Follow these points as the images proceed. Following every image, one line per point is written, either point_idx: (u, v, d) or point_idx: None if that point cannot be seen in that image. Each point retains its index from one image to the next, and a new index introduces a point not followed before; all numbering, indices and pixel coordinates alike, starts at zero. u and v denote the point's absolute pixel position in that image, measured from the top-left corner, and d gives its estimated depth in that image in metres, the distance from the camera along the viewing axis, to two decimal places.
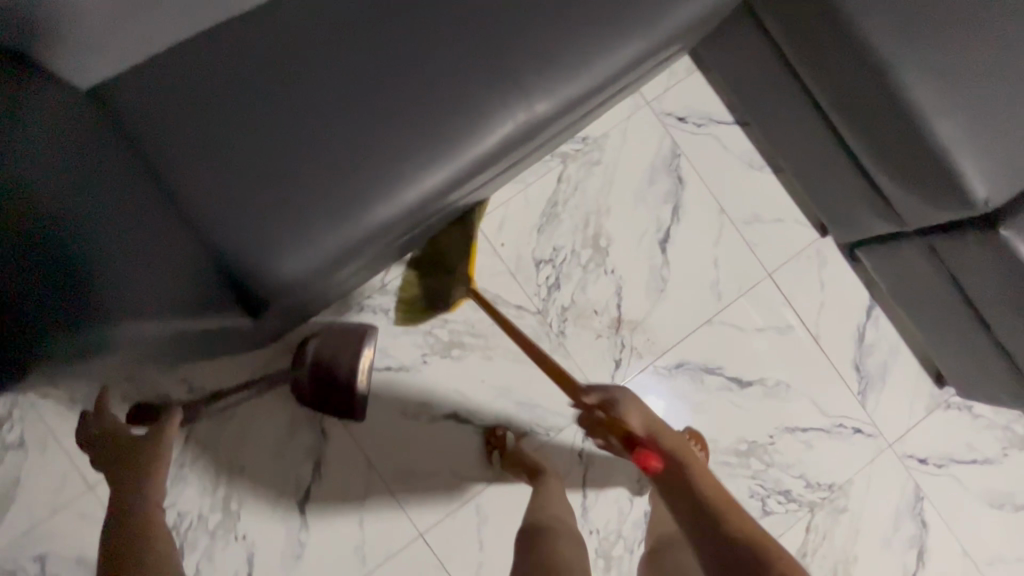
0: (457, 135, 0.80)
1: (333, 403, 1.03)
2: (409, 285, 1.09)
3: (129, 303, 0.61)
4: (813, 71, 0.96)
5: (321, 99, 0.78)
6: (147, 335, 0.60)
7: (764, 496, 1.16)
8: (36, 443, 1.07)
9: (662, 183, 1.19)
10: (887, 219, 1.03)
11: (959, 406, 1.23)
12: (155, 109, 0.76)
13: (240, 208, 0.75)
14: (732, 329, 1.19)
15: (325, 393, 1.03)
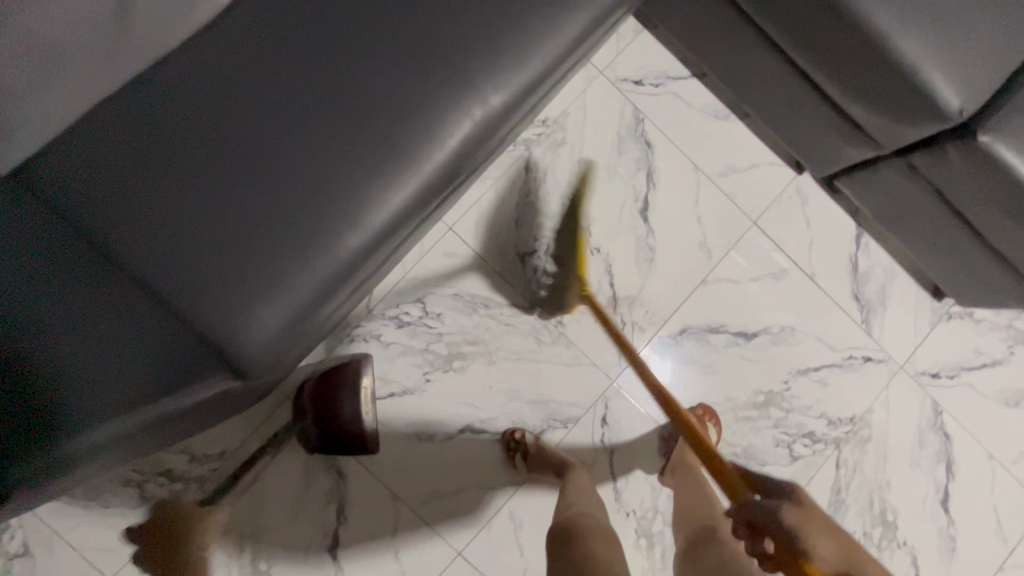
0: (413, 145, 0.76)
1: (343, 442, 1.01)
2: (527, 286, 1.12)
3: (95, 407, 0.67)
4: (762, 9, 0.93)
5: (263, 136, 0.73)
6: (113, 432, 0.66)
7: (789, 442, 1.16)
8: (41, 546, 1.01)
9: (631, 151, 1.16)
10: (862, 146, 1.01)
11: (961, 315, 1.24)
12: (87, 181, 0.70)
13: (201, 270, 0.69)
14: (727, 284, 1.17)
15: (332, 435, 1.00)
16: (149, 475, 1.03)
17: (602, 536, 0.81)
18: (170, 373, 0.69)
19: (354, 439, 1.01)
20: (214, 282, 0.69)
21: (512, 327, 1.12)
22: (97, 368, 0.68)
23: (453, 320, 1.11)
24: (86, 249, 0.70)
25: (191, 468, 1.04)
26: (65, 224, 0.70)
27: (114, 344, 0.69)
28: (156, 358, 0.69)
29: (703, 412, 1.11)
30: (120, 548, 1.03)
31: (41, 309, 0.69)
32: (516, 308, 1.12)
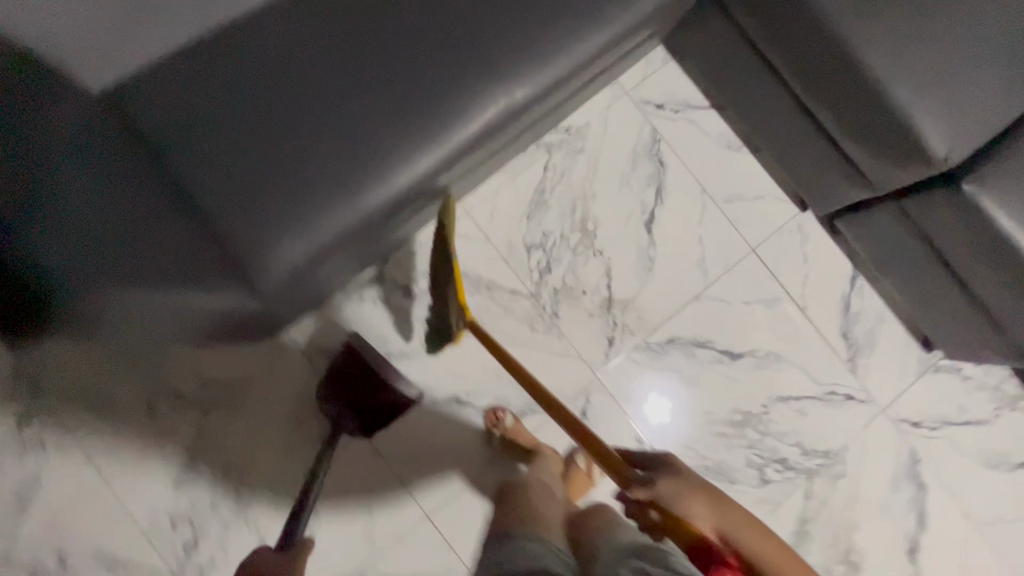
0: (441, 120, 0.87)
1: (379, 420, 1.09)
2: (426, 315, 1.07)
3: (128, 275, 0.71)
4: (775, 49, 1.02)
5: (316, 94, 0.85)
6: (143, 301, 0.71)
7: (761, 465, 1.19)
8: (54, 440, 1.11)
9: (644, 168, 1.25)
10: (859, 187, 1.08)
11: (949, 369, 1.26)
12: (168, 111, 0.83)
13: (244, 199, 0.80)
14: (720, 303, 1.23)
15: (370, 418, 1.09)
16: (160, 393, 1.13)
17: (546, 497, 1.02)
18: (191, 274, 0.76)
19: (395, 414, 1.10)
20: (251, 210, 0.81)
21: (510, 311, 1.19)
22: (120, 249, 0.72)
23: None
24: (147, 161, 0.81)
25: (198, 391, 1.14)
26: (139, 141, 0.82)
27: (141, 230, 0.74)
28: (184, 260, 0.76)
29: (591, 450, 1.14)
30: (121, 455, 1.12)
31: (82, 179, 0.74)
32: (516, 294, 1.20)
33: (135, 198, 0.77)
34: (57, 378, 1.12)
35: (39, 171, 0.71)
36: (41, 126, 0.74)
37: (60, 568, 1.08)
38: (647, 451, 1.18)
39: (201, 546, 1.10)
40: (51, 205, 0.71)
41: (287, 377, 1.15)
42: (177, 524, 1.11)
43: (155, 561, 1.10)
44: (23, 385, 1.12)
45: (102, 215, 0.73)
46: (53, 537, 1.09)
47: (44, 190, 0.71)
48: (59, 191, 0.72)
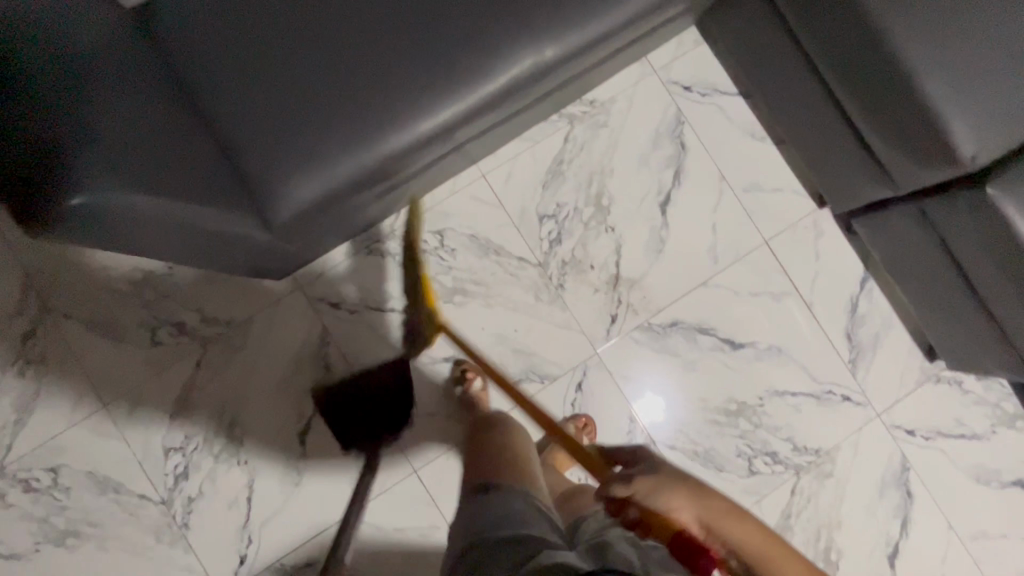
0: (468, 71, 0.86)
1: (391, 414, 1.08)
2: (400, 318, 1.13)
3: (143, 180, 0.69)
4: (811, 36, 1.00)
5: (346, 33, 0.84)
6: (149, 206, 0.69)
7: (750, 456, 1.19)
8: (56, 360, 1.13)
9: (665, 149, 1.24)
10: (880, 185, 1.06)
11: (950, 380, 1.25)
12: (196, 35, 0.84)
13: (266, 132, 0.82)
14: (726, 291, 1.22)
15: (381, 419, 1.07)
16: (162, 324, 1.15)
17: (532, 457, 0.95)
18: (200, 191, 0.76)
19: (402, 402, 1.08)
20: (270, 141, 0.82)
21: (516, 278, 1.19)
22: (135, 149, 0.71)
23: (464, 257, 1.19)
24: (170, 88, 0.83)
25: (201, 326, 1.15)
26: (166, 68, 0.85)
27: (158, 143, 0.75)
28: (196, 177, 0.77)
29: (584, 425, 1.14)
30: (120, 381, 1.13)
31: (103, 87, 0.73)
32: (523, 262, 1.20)
33: (153, 114, 0.77)
34: (65, 299, 1.14)
35: (56, 65, 0.70)
36: (66, 33, 0.74)
37: (51, 484, 1.10)
38: (639, 430, 1.19)
39: (190, 478, 1.12)
40: (64, 92, 0.68)
41: (289, 321, 1.16)
42: (169, 454, 1.12)
43: (145, 488, 1.12)
44: (31, 302, 1.13)
45: (120, 117, 0.72)
46: (48, 453, 1.11)
47: (58, 79, 0.69)
48: (75, 84, 0.70)
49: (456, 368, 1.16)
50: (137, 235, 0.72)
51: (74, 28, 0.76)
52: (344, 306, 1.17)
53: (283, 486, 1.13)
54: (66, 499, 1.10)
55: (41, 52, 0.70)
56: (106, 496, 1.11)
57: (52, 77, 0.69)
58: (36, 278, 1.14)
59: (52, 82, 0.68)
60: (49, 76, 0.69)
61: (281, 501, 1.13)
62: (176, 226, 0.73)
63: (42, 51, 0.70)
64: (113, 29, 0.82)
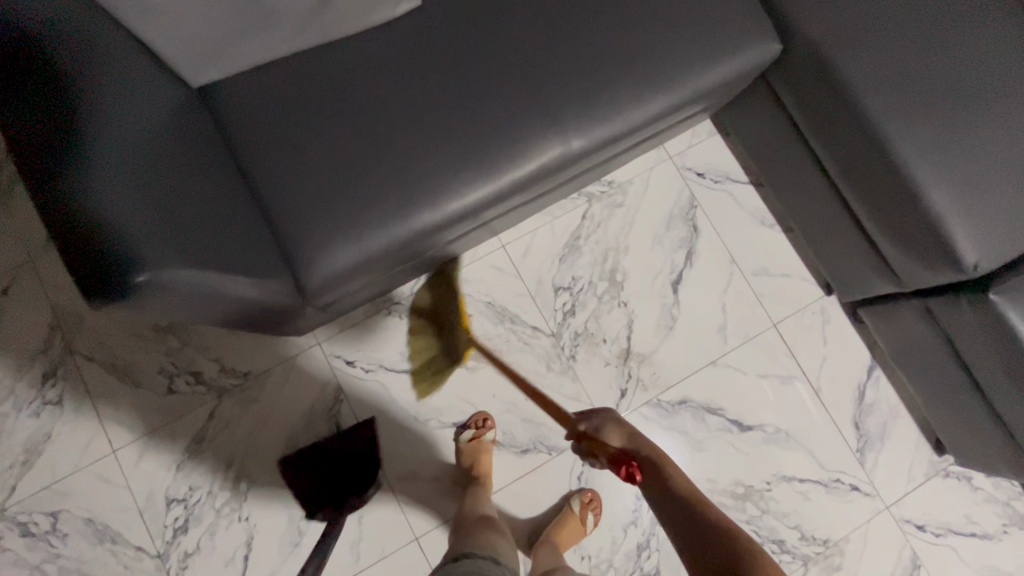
0: (500, 160, 0.93)
1: (358, 473, 1.12)
2: (421, 350, 1.18)
3: (195, 255, 0.73)
4: (820, 139, 1.06)
5: (389, 117, 0.91)
6: (197, 282, 0.72)
7: (757, 543, 1.17)
8: (72, 402, 1.14)
9: (678, 230, 1.29)
10: (886, 280, 1.10)
11: (959, 475, 1.24)
12: (251, 111, 0.91)
13: (308, 202, 0.88)
14: (735, 372, 1.24)
15: (352, 480, 1.11)
16: (180, 372, 1.17)
17: (499, 533, 0.96)
18: (238, 263, 0.80)
19: (368, 461, 1.12)
20: (312, 214, 0.88)
21: (529, 347, 1.22)
22: (189, 223, 0.75)
23: (480, 323, 1.22)
24: (220, 159, 0.89)
25: (218, 376, 1.17)
26: (216, 141, 0.91)
27: (207, 215, 0.80)
28: (238, 248, 0.82)
29: (588, 498, 1.14)
30: (131, 426, 1.14)
31: (164, 163, 0.78)
32: (537, 331, 1.23)
33: (202, 187, 0.82)
34: (89, 342, 1.16)
35: (123, 131, 0.75)
36: (133, 103, 0.79)
37: (50, 530, 1.09)
38: (644, 509, 1.17)
39: (189, 532, 1.11)
40: (131, 165, 0.73)
41: (304, 376, 1.18)
42: (170, 505, 1.12)
43: (142, 539, 1.10)
44: (56, 343, 1.16)
45: (173, 190, 0.77)
46: (50, 496, 1.10)
47: (126, 152, 0.73)
48: (141, 159, 0.75)
49: (458, 430, 1.17)
50: (177, 307, 0.75)
51: (143, 103, 0.81)
52: (360, 365, 1.19)
53: (281, 546, 1.12)
54: (62, 546, 1.09)
55: (112, 121, 0.74)
56: (102, 546, 1.09)
57: (122, 148, 0.73)
58: (64, 319, 1.17)
59: (122, 155, 0.72)
60: (119, 148, 0.73)
61: (278, 561, 1.11)
62: (215, 297, 0.77)
63: (112, 121, 0.74)
64: (170, 100, 0.87)
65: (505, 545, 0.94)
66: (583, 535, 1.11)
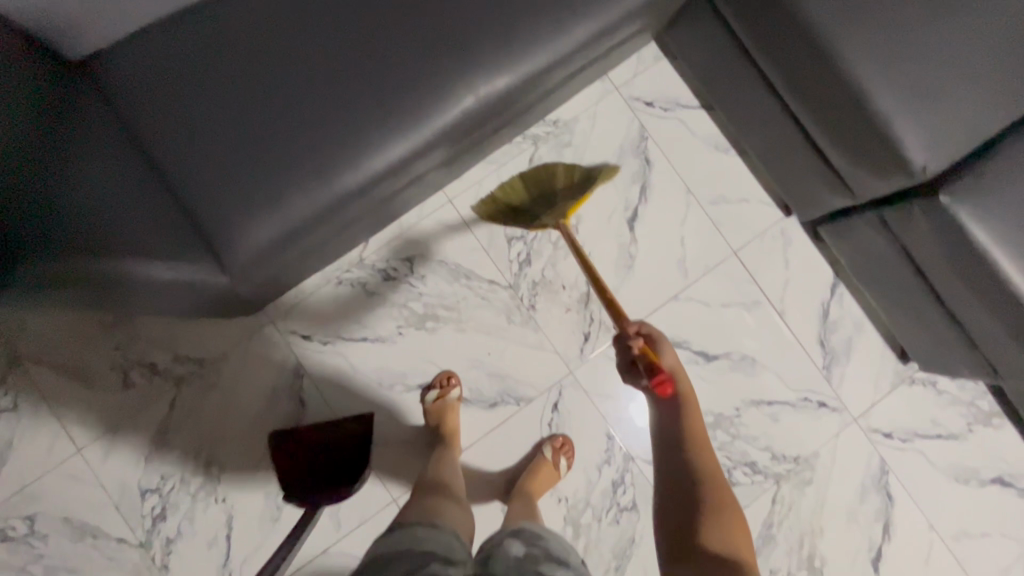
0: (420, 108, 0.87)
1: (347, 464, 1.04)
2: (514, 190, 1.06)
3: (147, 248, 0.77)
4: (763, 51, 1.00)
5: (297, 75, 0.85)
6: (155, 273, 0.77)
7: (729, 467, 1.19)
8: (29, 406, 1.12)
9: (630, 165, 1.25)
10: (841, 194, 1.07)
11: (924, 381, 1.26)
12: (146, 85, 0.85)
13: (217, 174, 0.82)
14: (698, 304, 1.23)
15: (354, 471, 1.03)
16: (135, 365, 1.14)
17: (450, 498, 0.94)
18: (177, 245, 0.80)
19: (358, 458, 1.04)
20: (225, 190, 0.82)
21: (487, 301, 1.19)
22: (127, 219, 0.78)
23: (434, 283, 1.19)
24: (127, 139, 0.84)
25: (173, 365, 1.15)
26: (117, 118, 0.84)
27: (121, 205, 0.79)
28: (157, 229, 0.80)
29: (560, 443, 1.15)
30: (95, 425, 1.13)
31: (98, 162, 0.80)
32: (494, 285, 1.20)
33: (126, 176, 0.81)
34: (36, 345, 1.13)
35: (66, 144, 0.79)
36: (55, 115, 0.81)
37: (28, 532, 1.09)
38: (617, 448, 1.18)
39: (168, 519, 1.11)
40: (81, 174, 0.79)
41: (264, 356, 1.16)
42: (145, 495, 1.11)
43: (122, 531, 1.10)
44: (1, 350, 1.13)
45: (112, 187, 0.79)
46: (23, 500, 1.10)
47: (74, 167, 0.79)
48: (85, 165, 0.79)
49: (424, 390, 1.16)
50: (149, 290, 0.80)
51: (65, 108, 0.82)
52: (316, 339, 1.17)
53: (261, 523, 1.12)
54: (43, 547, 1.09)
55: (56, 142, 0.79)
56: (83, 542, 1.10)
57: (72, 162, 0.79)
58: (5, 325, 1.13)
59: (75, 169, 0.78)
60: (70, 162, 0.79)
61: (260, 537, 1.12)
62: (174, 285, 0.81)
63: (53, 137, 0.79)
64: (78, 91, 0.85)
65: (459, 511, 0.91)
66: (556, 480, 1.13)
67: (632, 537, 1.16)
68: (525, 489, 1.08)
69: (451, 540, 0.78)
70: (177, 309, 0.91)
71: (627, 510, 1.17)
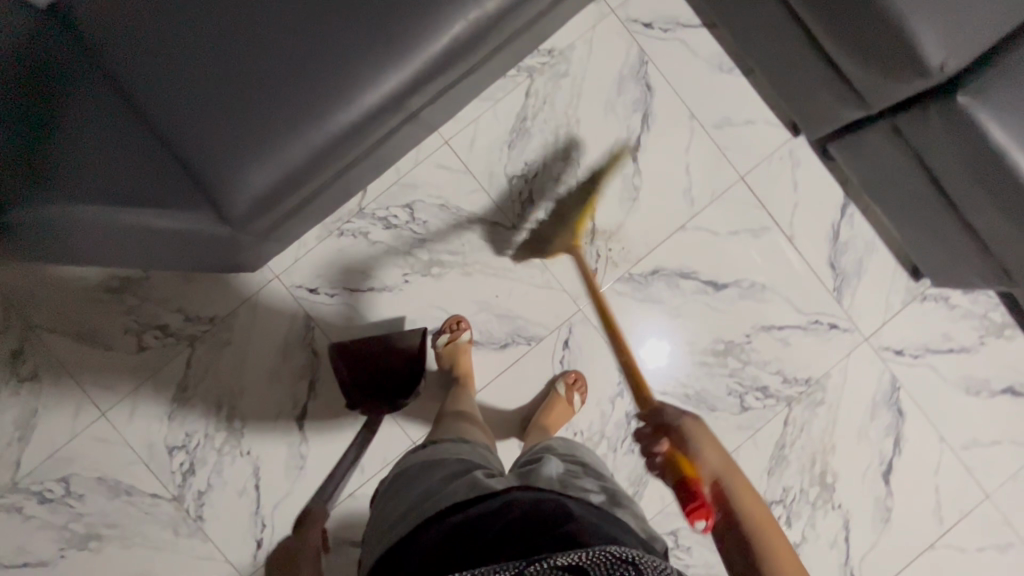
0: (408, 37, 0.83)
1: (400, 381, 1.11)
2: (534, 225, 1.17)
3: (142, 198, 0.79)
4: None
5: (279, 13, 0.82)
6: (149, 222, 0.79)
7: (741, 393, 1.20)
8: (48, 374, 1.14)
9: (631, 92, 1.20)
10: (852, 106, 1.02)
11: (936, 297, 1.25)
12: (123, 29, 0.83)
13: (208, 123, 0.81)
14: (705, 234, 1.21)
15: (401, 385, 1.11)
16: (146, 328, 1.15)
17: (475, 425, 0.97)
18: (172, 196, 0.81)
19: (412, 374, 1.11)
20: (213, 138, 0.81)
21: (491, 243, 1.18)
22: (125, 174, 0.81)
23: (436, 228, 1.17)
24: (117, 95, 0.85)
25: (184, 326, 1.15)
26: (104, 74, 0.85)
27: (115, 161, 0.81)
28: (153, 182, 0.82)
29: (573, 378, 1.16)
30: (115, 388, 1.15)
31: (96, 119, 0.83)
32: (498, 226, 1.18)
33: (122, 132, 0.83)
34: (46, 313, 1.14)
35: (64, 103, 0.82)
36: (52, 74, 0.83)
37: (64, 493, 1.13)
38: None
39: (197, 473, 1.14)
40: (80, 130, 0.82)
41: (274, 311, 1.16)
42: (173, 452, 1.15)
43: (154, 487, 1.14)
44: (13, 321, 1.14)
45: (109, 144, 0.82)
46: (56, 463, 1.13)
47: (74, 124, 0.82)
48: (83, 122, 0.82)
49: (435, 335, 1.16)
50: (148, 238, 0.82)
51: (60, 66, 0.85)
52: (323, 291, 1.16)
53: (287, 473, 1.15)
54: (80, 505, 1.13)
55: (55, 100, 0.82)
56: (118, 500, 1.14)
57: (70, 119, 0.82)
58: (14, 297, 1.14)
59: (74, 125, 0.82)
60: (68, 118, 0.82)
61: (287, 486, 1.15)
62: (171, 234, 0.82)
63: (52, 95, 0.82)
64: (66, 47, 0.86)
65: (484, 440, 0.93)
66: (571, 414, 1.15)
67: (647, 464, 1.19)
68: (542, 422, 1.11)
69: (485, 459, 0.81)
70: (181, 255, 0.90)
71: None
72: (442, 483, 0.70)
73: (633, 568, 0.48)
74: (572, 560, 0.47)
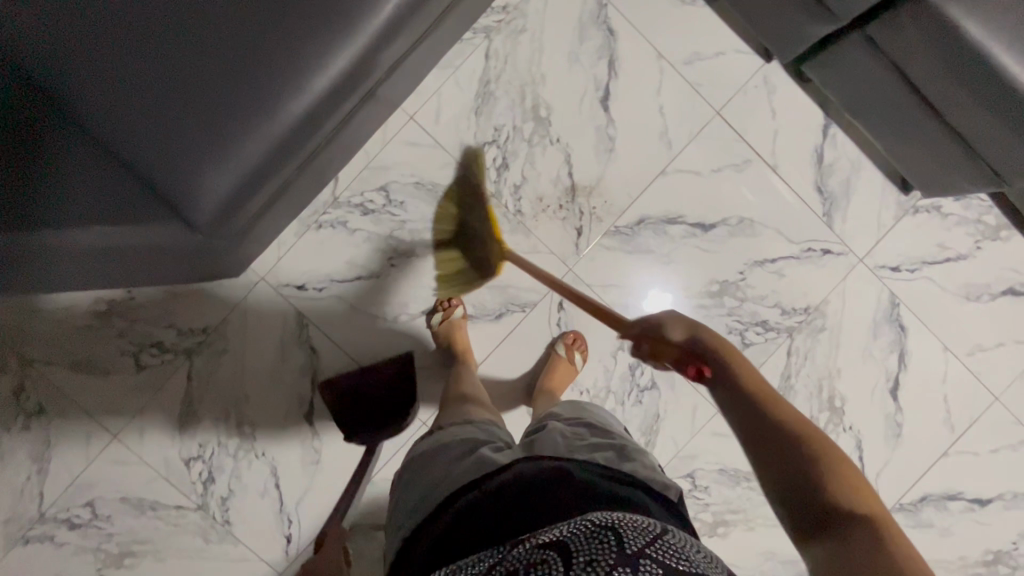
0: (351, 11, 0.79)
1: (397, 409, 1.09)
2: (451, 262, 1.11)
3: (106, 216, 0.80)
4: None
5: (212, 6, 0.78)
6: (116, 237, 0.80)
7: (742, 330, 1.20)
8: (54, 405, 1.14)
9: (593, 38, 1.16)
10: (822, 21, 0.98)
11: (928, 208, 1.23)
12: (38, 35, 0.77)
13: (156, 127, 0.78)
14: (687, 175, 1.18)
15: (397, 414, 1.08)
16: (142, 347, 1.15)
17: (477, 401, 0.96)
18: (135, 209, 0.81)
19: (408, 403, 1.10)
20: (161, 145, 0.78)
21: None
22: (86, 192, 0.81)
23: (414, 207, 1.15)
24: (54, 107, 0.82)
25: (178, 340, 1.15)
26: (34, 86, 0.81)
27: (75, 180, 0.81)
28: (115, 199, 0.81)
29: (572, 338, 1.16)
30: (122, 409, 1.15)
31: (45, 140, 0.82)
32: None
33: (73, 148, 0.82)
34: (41, 344, 1.14)
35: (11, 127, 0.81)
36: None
37: (92, 517, 1.15)
38: None
39: (217, 481, 1.16)
40: (33, 153, 0.81)
41: (265, 314, 1.16)
42: (190, 464, 1.16)
43: (178, 498, 1.16)
44: (8, 358, 1.14)
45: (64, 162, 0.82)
46: (78, 490, 1.15)
47: (25, 148, 0.81)
48: (32, 144, 0.82)
49: (429, 315, 1.15)
50: (119, 252, 0.83)
51: None
52: (312, 286, 1.15)
53: (304, 468, 1.17)
54: (110, 526, 1.15)
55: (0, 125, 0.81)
56: (145, 515, 1.16)
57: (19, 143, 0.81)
58: (4, 334, 1.13)
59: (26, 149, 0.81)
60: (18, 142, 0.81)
61: (306, 481, 1.17)
62: (143, 247, 0.83)
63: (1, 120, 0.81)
64: None
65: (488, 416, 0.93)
66: (574, 376, 1.15)
67: (656, 412, 1.19)
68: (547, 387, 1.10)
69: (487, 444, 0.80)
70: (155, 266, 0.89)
71: (648, 390, 1.19)
72: (445, 476, 0.70)
73: (613, 534, 0.47)
74: (552, 537, 0.47)
